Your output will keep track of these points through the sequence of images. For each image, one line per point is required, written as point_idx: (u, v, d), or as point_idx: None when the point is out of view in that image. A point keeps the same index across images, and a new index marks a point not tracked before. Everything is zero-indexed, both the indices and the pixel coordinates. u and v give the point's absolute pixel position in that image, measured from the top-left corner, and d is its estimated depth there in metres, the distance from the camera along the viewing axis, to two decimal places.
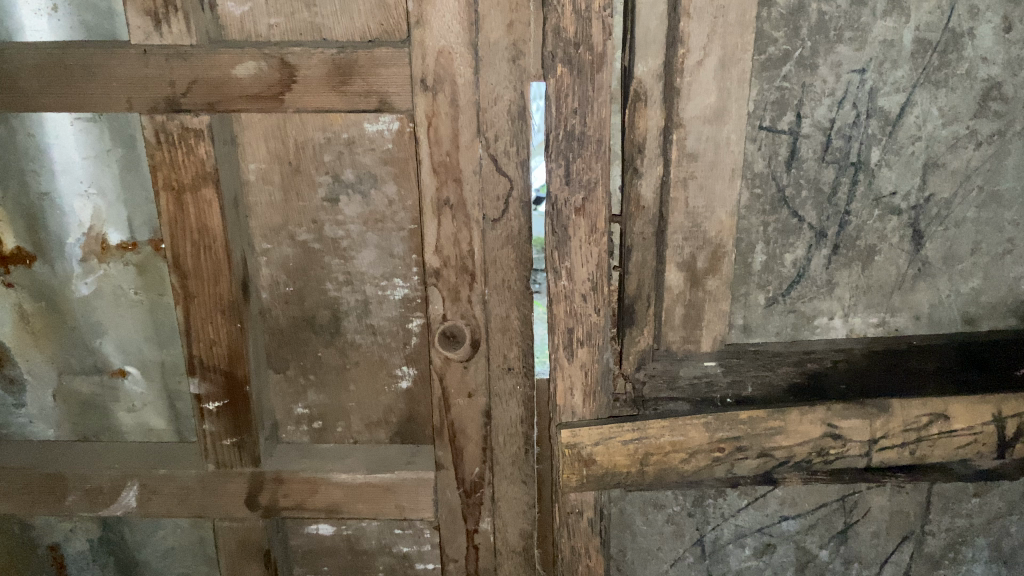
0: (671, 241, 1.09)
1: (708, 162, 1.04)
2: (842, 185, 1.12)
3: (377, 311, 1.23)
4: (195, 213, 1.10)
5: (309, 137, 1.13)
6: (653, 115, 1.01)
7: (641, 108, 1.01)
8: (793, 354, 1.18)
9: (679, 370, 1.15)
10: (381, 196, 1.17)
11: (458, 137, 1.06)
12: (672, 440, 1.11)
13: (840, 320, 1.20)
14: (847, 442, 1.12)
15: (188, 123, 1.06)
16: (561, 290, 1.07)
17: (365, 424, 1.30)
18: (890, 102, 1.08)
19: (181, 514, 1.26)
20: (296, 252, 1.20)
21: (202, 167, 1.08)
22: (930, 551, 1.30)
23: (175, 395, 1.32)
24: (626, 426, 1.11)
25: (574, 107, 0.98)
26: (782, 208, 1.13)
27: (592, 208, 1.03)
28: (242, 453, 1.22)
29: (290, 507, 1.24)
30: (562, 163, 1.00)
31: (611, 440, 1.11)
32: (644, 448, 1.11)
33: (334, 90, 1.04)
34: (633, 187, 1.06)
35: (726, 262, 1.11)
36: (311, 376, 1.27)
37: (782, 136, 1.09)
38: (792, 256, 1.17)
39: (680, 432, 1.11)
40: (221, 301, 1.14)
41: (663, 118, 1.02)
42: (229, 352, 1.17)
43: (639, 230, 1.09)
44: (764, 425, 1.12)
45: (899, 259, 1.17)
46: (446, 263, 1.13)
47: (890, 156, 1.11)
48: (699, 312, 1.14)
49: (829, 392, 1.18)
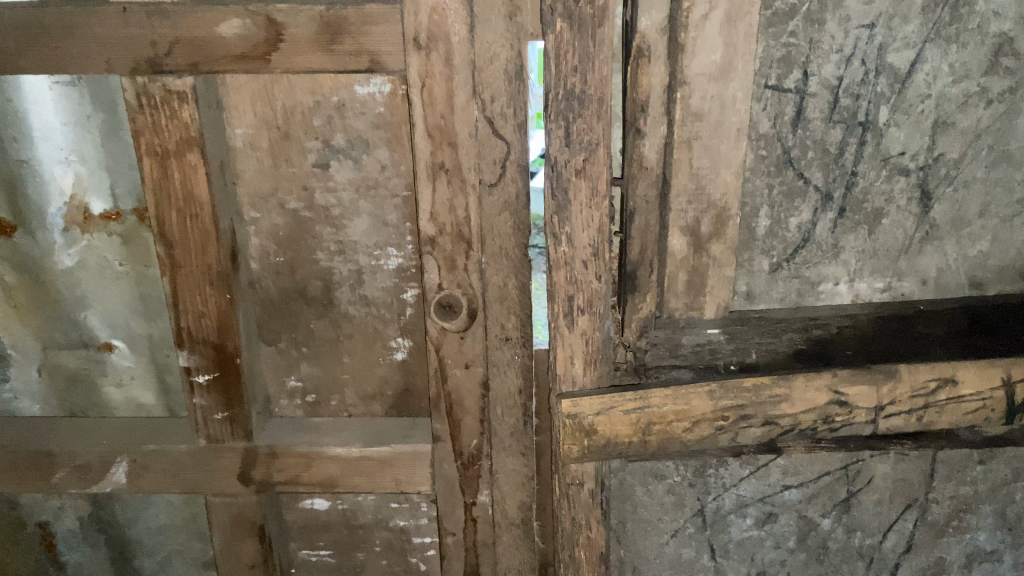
0: (674, 204, 1.06)
1: (714, 122, 1.01)
2: (849, 145, 1.09)
3: (371, 282, 1.19)
4: (180, 179, 1.06)
5: (297, 100, 1.09)
6: (656, 72, 0.98)
7: (644, 65, 0.97)
8: (797, 321, 1.16)
9: (682, 338, 1.14)
10: (373, 161, 1.13)
11: (453, 98, 1.02)
12: (675, 408, 1.09)
13: (845, 286, 1.17)
14: (853, 410, 1.11)
15: (171, 85, 1.02)
16: (561, 256, 1.04)
17: (360, 396, 1.26)
18: (900, 59, 1.04)
19: (173, 490, 1.23)
20: (286, 221, 1.16)
21: (187, 131, 1.04)
22: (934, 518, 1.29)
23: (163, 369, 1.28)
24: (629, 395, 1.09)
25: (574, 64, 0.94)
26: (788, 169, 1.10)
27: (594, 170, 0.99)
28: (234, 428, 1.19)
29: (285, 481, 1.22)
30: (561, 124, 0.97)
31: (613, 409, 1.08)
32: (647, 418, 1.09)
33: (323, 50, 1.00)
34: (635, 148, 1.03)
35: (731, 225, 1.08)
36: (304, 348, 1.24)
37: (788, 96, 1.05)
38: (797, 220, 1.13)
39: (683, 400, 1.09)
40: (209, 270, 1.10)
41: (666, 76, 0.98)
42: (219, 324, 1.13)
43: (642, 192, 1.06)
44: (769, 393, 1.09)
45: (907, 222, 1.14)
46: (442, 230, 1.09)
47: (899, 115, 1.07)
48: (703, 279, 1.11)
49: (835, 358, 1.16)
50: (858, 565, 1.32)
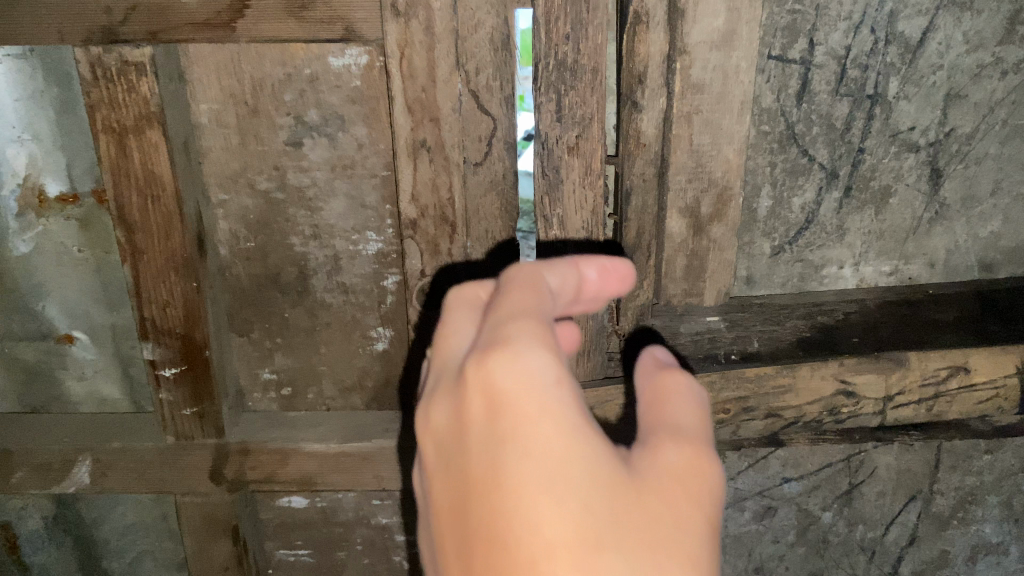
0: (672, 183, 1.00)
1: (716, 94, 0.94)
2: (857, 120, 1.02)
3: (349, 268, 1.12)
4: (140, 159, 0.98)
5: (266, 73, 1.01)
6: (654, 40, 0.90)
7: (641, 32, 0.89)
8: (800, 307, 1.11)
9: (679, 326, 1.08)
10: (350, 139, 1.05)
11: (434, 70, 0.94)
12: None
13: (850, 270, 1.12)
14: (861, 401, 1.06)
15: (128, 56, 0.93)
16: (553, 241, 0.98)
17: (339, 389, 1.20)
18: (911, 27, 0.97)
19: (140, 490, 1.17)
20: (256, 203, 1.08)
21: (146, 107, 0.95)
22: (939, 510, 1.24)
23: (129, 361, 1.21)
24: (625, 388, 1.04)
25: (566, 32, 0.86)
26: (791, 146, 1.04)
27: (587, 147, 0.92)
28: (204, 424, 1.12)
29: (259, 480, 1.15)
30: (552, 96, 0.89)
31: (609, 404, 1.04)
32: None
33: (292, 16, 0.93)
34: (631, 122, 0.94)
35: (733, 206, 1.01)
36: (278, 339, 1.17)
37: (792, 67, 0.99)
38: (800, 200, 1.07)
39: None
40: (173, 257, 1.03)
41: (666, 44, 0.90)
42: (185, 314, 1.06)
43: (639, 170, 0.97)
44: (773, 384, 1.04)
45: (916, 202, 1.08)
46: (424, 212, 1.02)
47: (909, 88, 1.01)
48: (703, 263, 1.06)
49: (843, 347, 1.08)
50: (859, 559, 1.27)
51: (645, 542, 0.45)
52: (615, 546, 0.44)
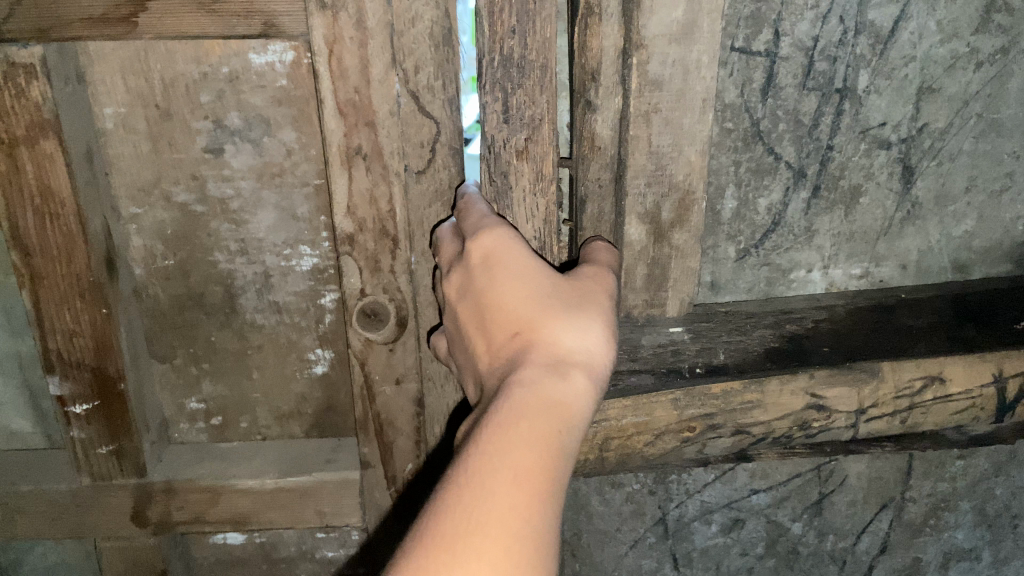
0: (632, 187, 0.90)
1: (676, 91, 0.85)
2: (825, 116, 0.95)
3: (281, 286, 1.02)
4: (35, 173, 0.86)
5: (179, 72, 0.90)
6: (608, 32, 0.83)
7: (594, 24, 0.82)
8: (768, 316, 1.04)
9: (640, 339, 1.00)
10: (277, 145, 0.94)
11: (368, 69, 0.84)
12: (634, 421, 0.95)
13: (819, 273, 1.07)
14: (833, 414, 0.99)
15: (14, 57, 0.81)
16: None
17: (275, 416, 1.10)
18: (882, 16, 0.90)
19: (55, 535, 1.05)
20: (174, 216, 0.97)
21: (38, 114, 0.84)
22: (911, 518, 1.19)
23: (38, 393, 1.08)
24: None
25: (511, 24, 0.77)
26: (756, 144, 0.96)
27: (537, 150, 0.83)
28: (122, 463, 1.01)
29: (188, 520, 1.05)
30: (498, 95, 0.80)
31: None
32: (603, 433, 0.95)
33: (203, 9, 0.82)
34: (585, 123, 0.87)
35: (696, 211, 0.93)
36: (204, 365, 1.06)
37: (757, 59, 0.91)
38: (767, 201, 1.01)
39: (644, 412, 0.95)
40: (78, 282, 0.91)
41: (620, 38, 0.83)
42: (96, 344, 0.95)
43: (595, 174, 0.91)
44: (740, 399, 0.96)
45: (887, 201, 1.02)
46: (362, 226, 0.92)
47: (880, 81, 0.94)
48: (666, 271, 0.97)
49: (814, 358, 0.99)
50: (829, 569, 1.23)
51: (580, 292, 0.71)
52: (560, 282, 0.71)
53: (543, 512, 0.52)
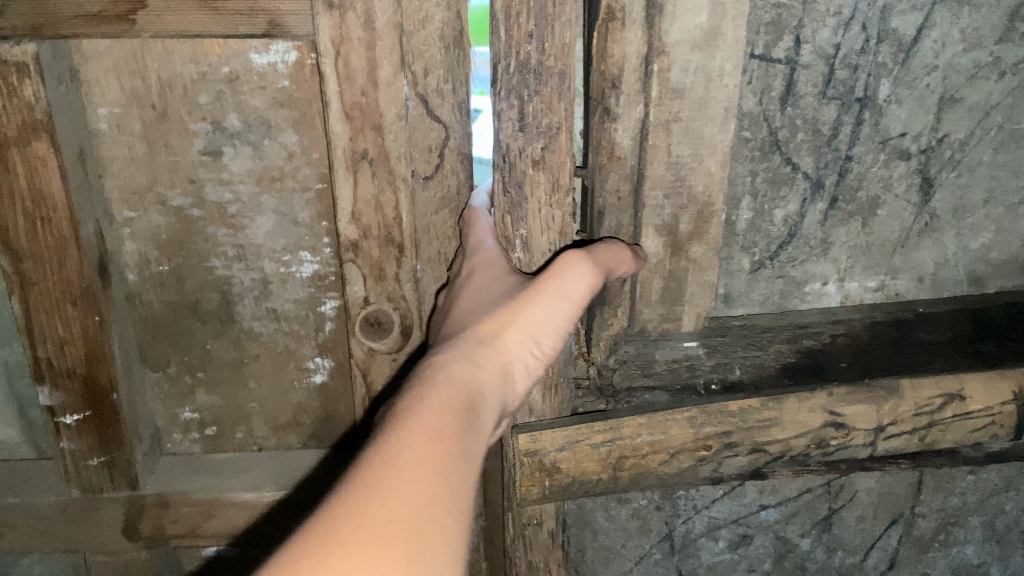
0: (649, 199, 0.89)
1: (697, 100, 0.83)
2: (843, 125, 0.93)
3: (280, 293, 0.98)
4: (26, 175, 0.83)
5: (176, 72, 0.86)
6: (631, 39, 0.79)
7: (617, 30, 0.79)
8: (785, 330, 1.01)
9: (655, 355, 0.99)
10: (277, 147, 0.91)
11: (376, 71, 0.81)
12: (649, 439, 0.92)
13: (834, 286, 1.04)
14: (851, 432, 0.96)
15: (6, 55, 0.78)
16: (516, 266, 0.86)
17: (271, 427, 1.06)
18: (905, 24, 0.88)
19: (43, 549, 1.02)
20: (169, 221, 0.94)
21: (30, 115, 0.80)
22: (920, 533, 1.18)
23: (26, 402, 1.04)
24: (597, 425, 0.92)
25: (528, 30, 0.74)
26: (774, 153, 0.94)
27: (554, 160, 0.80)
28: (114, 475, 0.98)
29: (180, 535, 1.02)
30: (514, 102, 0.77)
31: (578, 443, 0.91)
32: (617, 452, 0.92)
33: (204, 7, 0.79)
34: (604, 132, 0.84)
35: (714, 224, 0.91)
36: (199, 374, 1.02)
37: (776, 67, 0.89)
38: (782, 212, 0.98)
39: (659, 429, 0.92)
40: (70, 288, 0.88)
41: (643, 43, 0.80)
42: (88, 353, 0.91)
43: (613, 186, 0.87)
44: (756, 417, 0.94)
45: (904, 213, 1.00)
46: (367, 233, 0.89)
47: (901, 89, 0.92)
48: (683, 284, 0.95)
49: (831, 375, 0.99)
50: None
51: (536, 293, 0.73)
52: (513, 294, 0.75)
53: (448, 472, 0.51)
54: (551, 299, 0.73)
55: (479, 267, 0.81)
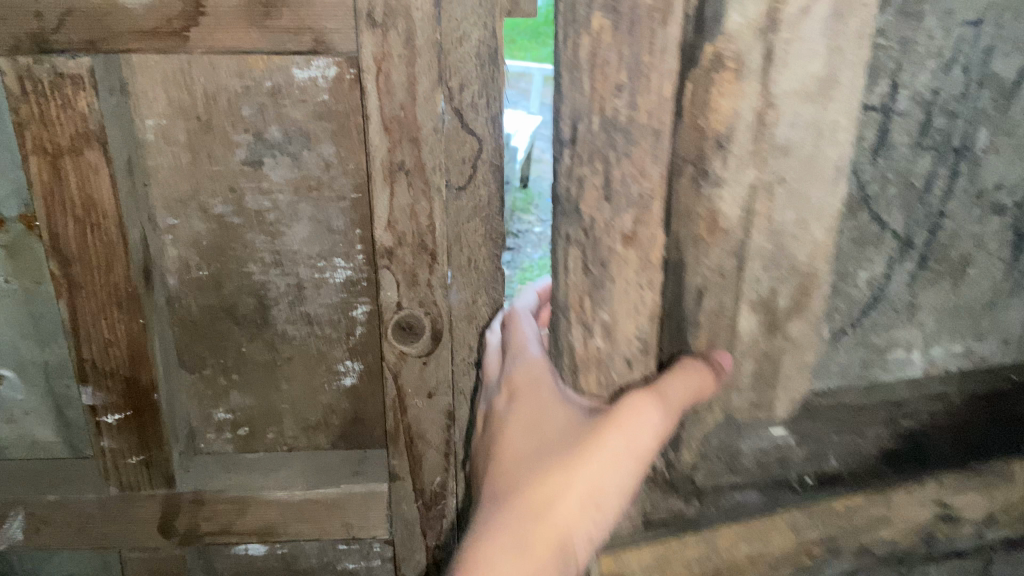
0: (748, 273, 0.65)
1: (805, 159, 0.62)
2: (937, 179, 0.73)
3: (314, 298, 1.02)
4: (78, 182, 0.86)
5: (222, 85, 0.90)
6: (742, 90, 0.58)
7: (727, 80, 0.58)
8: (880, 409, 0.81)
9: (743, 445, 0.77)
10: (315, 158, 0.95)
11: (415, 86, 0.85)
12: (749, 552, 0.74)
13: (920, 356, 0.80)
14: (959, 523, 0.81)
15: (62, 68, 0.81)
16: (594, 354, 0.69)
17: (302, 428, 1.09)
18: (1007, 66, 0.70)
19: (79, 545, 1.05)
20: (210, 228, 0.98)
21: (84, 125, 0.84)
22: None
23: (64, 402, 1.08)
24: (688, 539, 0.72)
25: (621, 79, 0.59)
26: (862, 210, 0.72)
27: (646, 234, 0.64)
28: (152, 473, 1.01)
29: (215, 532, 1.05)
30: (599, 167, 0.63)
31: (668, 566, 0.72)
32: (713, 569, 0.74)
33: (254, 25, 0.84)
34: (700, 199, 0.63)
35: (820, 298, 0.68)
36: (234, 376, 1.06)
37: (871, 116, 0.69)
38: (866, 274, 0.75)
39: (760, 540, 0.74)
40: (116, 292, 0.92)
41: (754, 94, 0.59)
42: (131, 354, 0.95)
43: (709, 262, 0.65)
44: (864, 517, 0.77)
45: (994, 272, 0.78)
46: (402, 241, 0.93)
47: (999, 138, 0.72)
48: (775, 366, 0.70)
49: (931, 462, 0.81)
50: None
51: (595, 442, 0.62)
52: (561, 442, 0.65)
53: None
54: (614, 450, 0.62)
55: (522, 389, 0.72)
